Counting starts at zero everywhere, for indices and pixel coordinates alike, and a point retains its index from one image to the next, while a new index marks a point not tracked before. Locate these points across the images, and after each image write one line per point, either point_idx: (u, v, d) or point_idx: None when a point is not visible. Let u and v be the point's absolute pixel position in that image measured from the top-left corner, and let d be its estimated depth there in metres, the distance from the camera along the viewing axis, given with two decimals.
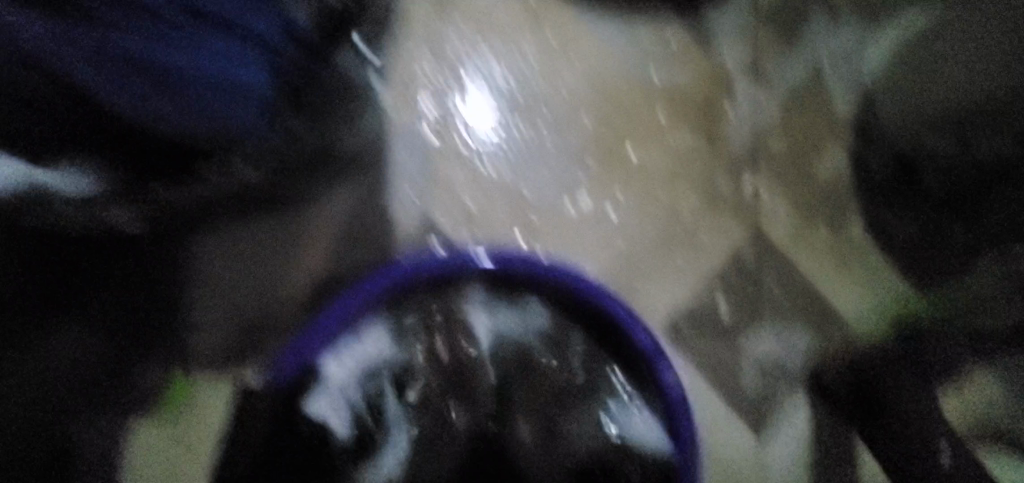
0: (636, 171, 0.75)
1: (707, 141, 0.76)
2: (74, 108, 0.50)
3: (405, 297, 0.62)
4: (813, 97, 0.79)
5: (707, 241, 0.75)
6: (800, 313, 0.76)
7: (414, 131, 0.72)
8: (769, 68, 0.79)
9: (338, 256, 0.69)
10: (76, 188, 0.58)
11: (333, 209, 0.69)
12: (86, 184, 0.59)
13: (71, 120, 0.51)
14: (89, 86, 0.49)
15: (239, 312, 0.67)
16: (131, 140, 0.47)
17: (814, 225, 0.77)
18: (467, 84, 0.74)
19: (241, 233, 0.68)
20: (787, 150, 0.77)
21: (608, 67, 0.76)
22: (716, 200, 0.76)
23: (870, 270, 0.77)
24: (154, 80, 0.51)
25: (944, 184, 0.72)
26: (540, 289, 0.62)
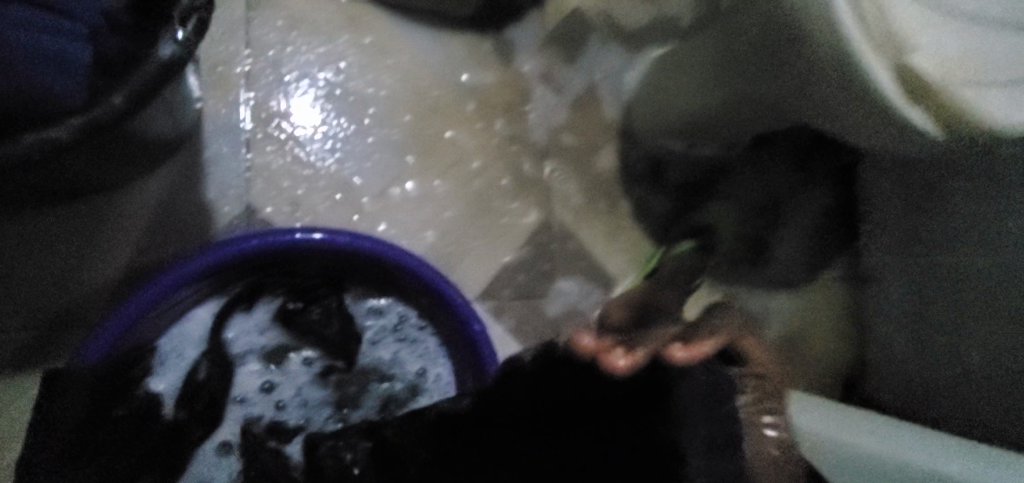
0: (459, 154, 0.86)
1: (514, 132, 0.90)
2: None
3: (222, 280, 0.62)
4: (592, 102, 0.97)
5: (513, 214, 0.89)
6: (582, 268, 0.93)
7: (228, 118, 0.72)
8: (559, 75, 0.94)
9: (132, 245, 0.65)
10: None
11: (136, 199, 0.66)
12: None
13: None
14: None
15: (22, 307, 0.62)
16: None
17: (596, 200, 0.96)
18: (280, 75, 0.75)
19: (12, 224, 0.62)
20: (575, 142, 0.95)
21: (423, 70, 0.84)
22: (522, 181, 0.90)
23: (630, 238, 0.97)
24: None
25: (681, 177, 1.01)
26: (340, 261, 0.65)
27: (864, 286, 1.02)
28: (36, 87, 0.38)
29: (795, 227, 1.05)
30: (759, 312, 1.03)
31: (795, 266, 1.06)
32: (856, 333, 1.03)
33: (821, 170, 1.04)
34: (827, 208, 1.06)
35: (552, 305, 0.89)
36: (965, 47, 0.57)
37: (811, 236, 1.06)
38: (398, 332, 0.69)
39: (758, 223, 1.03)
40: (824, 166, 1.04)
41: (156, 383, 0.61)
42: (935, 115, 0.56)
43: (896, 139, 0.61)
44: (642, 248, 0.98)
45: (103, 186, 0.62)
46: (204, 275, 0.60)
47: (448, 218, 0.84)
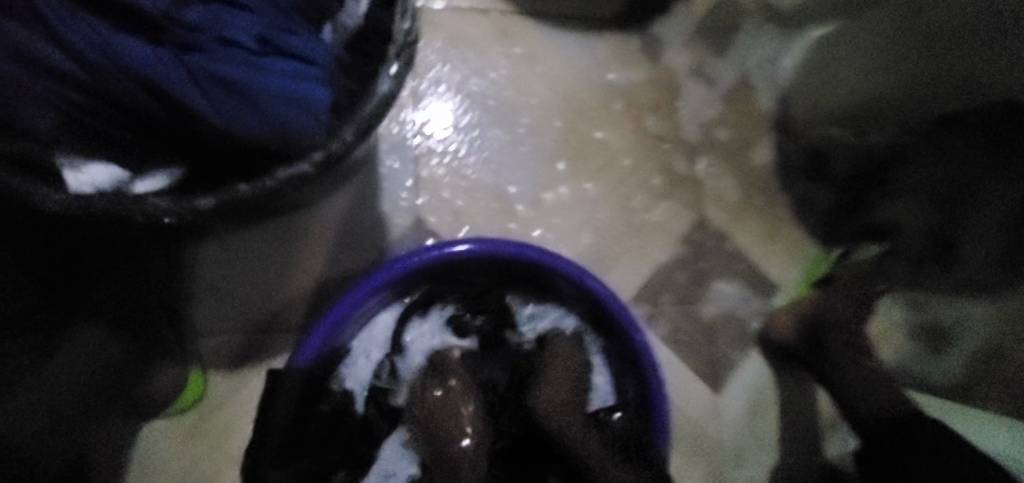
0: (609, 155, 0.84)
1: (665, 130, 0.87)
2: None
3: (403, 288, 0.67)
4: (745, 93, 0.90)
5: (666, 215, 0.85)
6: (740, 270, 0.87)
7: (397, 138, 0.77)
8: (711, 66, 0.89)
9: (324, 256, 0.72)
10: (110, 190, 0.44)
11: (326, 215, 0.73)
12: (157, 180, 0.46)
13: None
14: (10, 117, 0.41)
15: (241, 313, 0.70)
16: (138, 161, 0.45)
17: (754, 196, 0.89)
18: (441, 94, 0.80)
19: (233, 242, 0.70)
20: (730, 137, 0.89)
21: (572, 74, 0.84)
22: (674, 180, 0.86)
23: (792, 238, 0.89)
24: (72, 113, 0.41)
25: (852, 169, 0.91)
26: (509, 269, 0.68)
27: None
28: (285, 127, 0.44)
29: None
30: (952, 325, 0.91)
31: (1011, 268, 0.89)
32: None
33: None
34: None
35: (709, 310, 0.85)
36: None
37: None
38: (550, 325, 0.71)
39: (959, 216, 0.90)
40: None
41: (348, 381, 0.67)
42: None
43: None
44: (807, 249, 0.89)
45: (302, 204, 0.69)
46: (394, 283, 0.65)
47: (599, 221, 0.83)
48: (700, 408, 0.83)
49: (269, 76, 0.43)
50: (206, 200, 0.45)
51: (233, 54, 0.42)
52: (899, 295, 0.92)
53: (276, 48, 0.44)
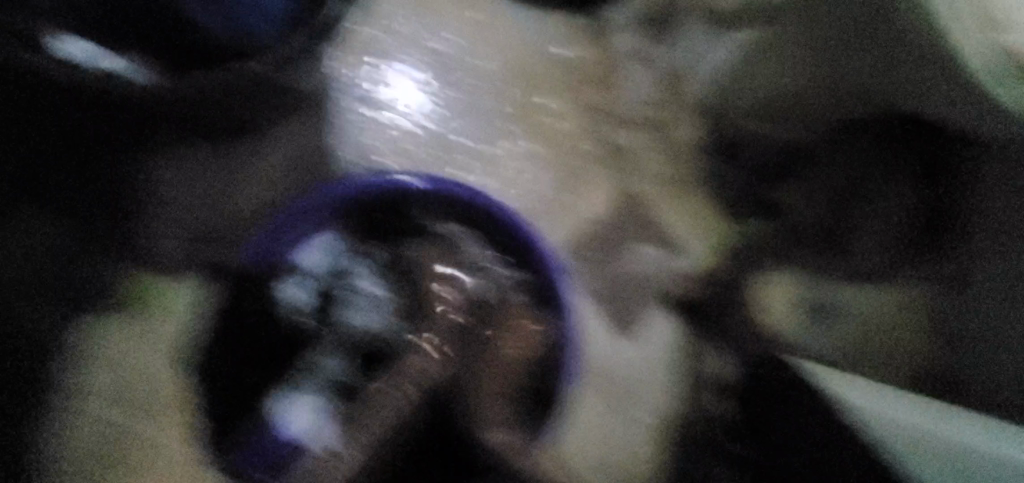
0: (549, 119, 0.94)
1: (601, 105, 0.97)
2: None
3: (350, 212, 0.76)
4: (678, 81, 1.01)
5: (593, 182, 0.96)
6: (654, 235, 0.98)
7: (349, 79, 0.84)
8: (649, 53, 1.00)
9: (275, 179, 0.78)
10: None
11: (275, 142, 0.79)
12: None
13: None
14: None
15: (196, 222, 0.77)
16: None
17: (671, 172, 1.00)
18: (397, 46, 0.86)
19: (195, 157, 0.77)
20: (658, 116, 1.00)
21: (522, 42, 0.93)
22: (604, 150, 0.97)
23: (700, 215, 1.01)
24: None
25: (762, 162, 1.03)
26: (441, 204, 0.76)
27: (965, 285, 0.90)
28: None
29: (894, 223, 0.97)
30: (837, 305, 0.98)
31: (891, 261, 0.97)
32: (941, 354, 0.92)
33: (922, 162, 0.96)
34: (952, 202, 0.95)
35: (621, 269, 0.97)
36: None
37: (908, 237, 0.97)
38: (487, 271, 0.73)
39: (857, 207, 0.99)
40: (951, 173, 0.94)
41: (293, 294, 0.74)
42: None
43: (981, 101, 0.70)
44: (713, 226, 1.01)
45: None
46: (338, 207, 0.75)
47: (536, 178, 0.93)
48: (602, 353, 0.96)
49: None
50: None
51: None
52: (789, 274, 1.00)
53: None
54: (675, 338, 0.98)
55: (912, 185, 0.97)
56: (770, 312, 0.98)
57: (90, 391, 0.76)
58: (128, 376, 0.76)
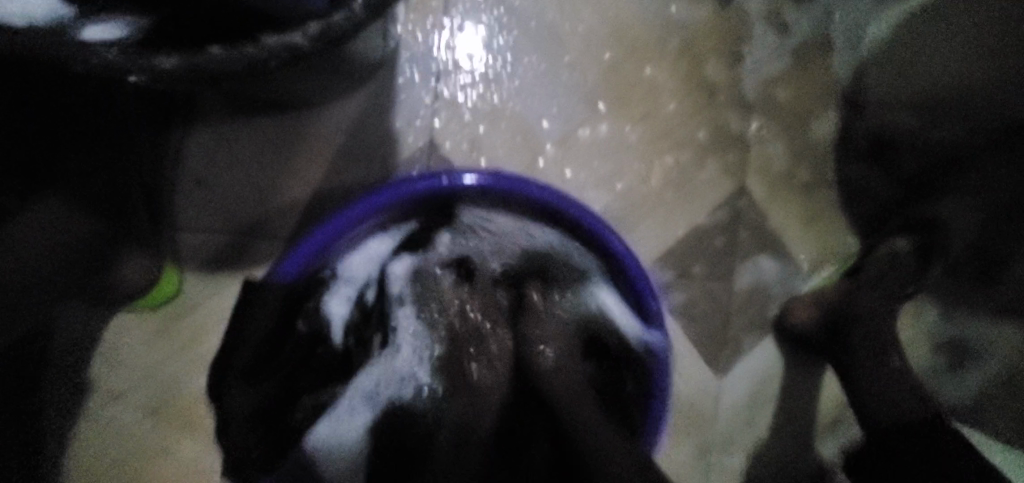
0: (655, 98, 0.76)
1: (722, 79, 0.78)
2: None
3: (403, 214, 0.61)
4: (819, 53, 0.80)
5: (703, 180, 0.78)
6: (771, 245, 0.81)
7: (419, 44, 0.69)
8: (787, 16, 0.79)
9: (325, 165, 0.66)
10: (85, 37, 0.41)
11: (329, 119, 0.66)
12: (107, 31, 0.42)
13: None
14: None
15: (222, 210, 0.64)
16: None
17: (800, 170, 0.81)
18: (473, 5, 0.70)
19: (225, 130, 0.64)
20: (792, 96, 0.80)
21: (626, 1, 0.74)
22: (722, 138, 0.78)
23: (832, 228, 0.82)
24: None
25: (922, 166, 0.82)
26: (523, 210, 0.61)
27: None
28: None
29: None
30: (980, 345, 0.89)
31: None
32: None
33: None
34: None
35: (729, 289, 0.80)
36: None
37: None
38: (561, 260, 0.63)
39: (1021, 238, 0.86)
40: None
41: (330, 306, 0.62)
42: None
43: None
44: (847, 244, 0.82)
45: (304, 99, 0.62)
46: (386, 212, 0.59)
47: (635, 173, 0.76)
48: (700, 389, 0.80)
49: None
50: (169, 59, 0.38)
51: None
52: (930, 305, 0.88)
53: None
54: (789, 374, 0.81)
55: None
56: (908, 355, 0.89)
57: (113, 402, 0.63)
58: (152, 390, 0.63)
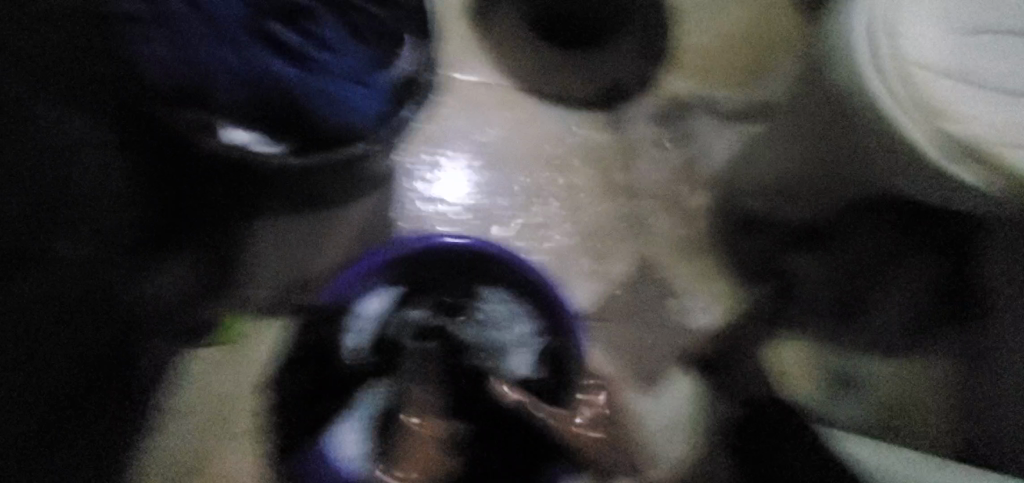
0: (575, 196, 1.10)
1: (622, 181, 1.13)
2: (190, 107, 0.63)
3: (402, 272, 0.90)
4: (690, 162, 1.17)
5: (615, 250, 1.09)
6: (671, 297, 1.09)
7: (413, 163, 1.04)
8: (663, 140, 1.17)
9: (347, 242, 0.96)
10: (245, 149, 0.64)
11: (351, 211, 0.97)
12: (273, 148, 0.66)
13: (185, 116, 0.63)
14: (204, 93, 0.62)
15: (276, 273, 0.92)
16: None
17: (686, 241, 1.13)
18: (448, 138, 1.06)
19: (281, 221, 0.94)
20: (673, 190, 1.15)
21: (551, 135, 1.12)
22: (626, 221, 1.11)
23: (716, 283, 1.12)
24: (243, 95, 0.62)
25: (780, 237, 1.15)
26: (482, 266, 0.91)
27: (983, 360, 1.14)
28: (350, 122, 0.65)
29: (898, 300, 1.17)
30: (852, 376, 1.13)
31: (902, 338, 1.16)
32: (965, 425, 1.13)
33: (928, 245, 1.19)
34: (962, 271, 1.19)
35: (643, 330, 1.07)
36: (999, 117, 0.73)
37: (917, 310, 1.17)
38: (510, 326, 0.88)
39: (868, 288, 1.16)
40: (928, 235, 1.20)
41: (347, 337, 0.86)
42: (979, 172, 0.72)
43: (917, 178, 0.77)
44: (729, 295, 1.11)
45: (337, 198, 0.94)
46: (389, 269, 0.88)
47: (565, 246, 1.08)
48: (625, 408, 1.03)
49: (345, 90, 0.64)
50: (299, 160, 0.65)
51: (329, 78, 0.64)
52: (807, 345, 1.13)
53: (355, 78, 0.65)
54: (693, 394, 1.05)
55: (933, 265, 1.19)
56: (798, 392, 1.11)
57: (184, 409, 0.87)
58: (214, 399, 0.88)
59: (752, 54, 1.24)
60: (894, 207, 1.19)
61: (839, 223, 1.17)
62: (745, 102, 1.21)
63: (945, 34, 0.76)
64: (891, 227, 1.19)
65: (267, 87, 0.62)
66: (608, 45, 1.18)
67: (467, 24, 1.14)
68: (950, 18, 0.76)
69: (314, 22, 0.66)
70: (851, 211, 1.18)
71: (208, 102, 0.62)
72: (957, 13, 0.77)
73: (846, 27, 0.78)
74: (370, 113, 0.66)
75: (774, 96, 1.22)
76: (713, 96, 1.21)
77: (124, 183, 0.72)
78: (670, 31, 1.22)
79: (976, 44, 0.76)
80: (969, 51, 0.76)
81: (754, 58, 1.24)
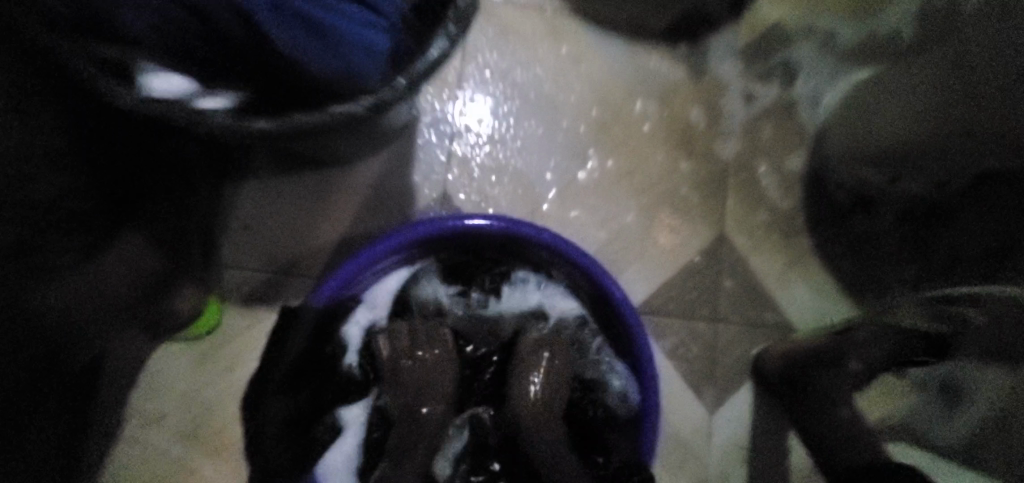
0: (639, 156, 0.87)
1: (701, 139, 0.89)
2: None
3: (422, 257, 0.70)
4: (784, 113, 0.93)
5: (686, 227, 0.87)
6: (752, 289, 0.88)
7: (436, 112, 0.81)
8: (756, 85, 0.92)
9: (353, 213, 0.76)
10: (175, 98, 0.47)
11: (357, 173, 0.77)
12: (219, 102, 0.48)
13: None
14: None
15: (264, 251, 0.73)
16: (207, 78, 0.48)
17: (774, 219, 0.90)
18: (482, 81, 0.83)
19: (269, 184, 0.74)
20: (761, 152, 0.91)
21: (612, 77, 0.87)
22: (700, 192, 0.88)
23: (809, 274, 0.90)
24: None
25: (902, 217, 0.92)
26: (519, 249, 0.70)
27: None
28: (352, 67, 0.46)
29: None
30: None
31: None
32: None
33: None
34: None
35: (717, 327, 0.86)
36: None
37: None
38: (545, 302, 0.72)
39: None
40: None
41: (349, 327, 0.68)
42: None
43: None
44: (825, 288, 0.90)
45: (338, 158, 0.73)
46: (406, 251, 0.68)
47: (626, 222, 0.86)
48: (689, 422, 0.85)
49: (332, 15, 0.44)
50: (262, 121, 0.46)
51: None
52: None
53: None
54: (769, 408, 0.86)
55: None
56: None
57: (156, 419, 0.70)
58: (192, 407, 0.70)
59: None
60: None
61: None
62: None
63: None
64: None
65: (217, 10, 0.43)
66: None
67: None
68: None
69: None
70: None
71: None
72: None
73: None
74: (377, 51, 0.47)
75: None
76: (819, 28, 0.94)
77: (25, 139, 0.52)
78: None
79: None
80: None
81: None
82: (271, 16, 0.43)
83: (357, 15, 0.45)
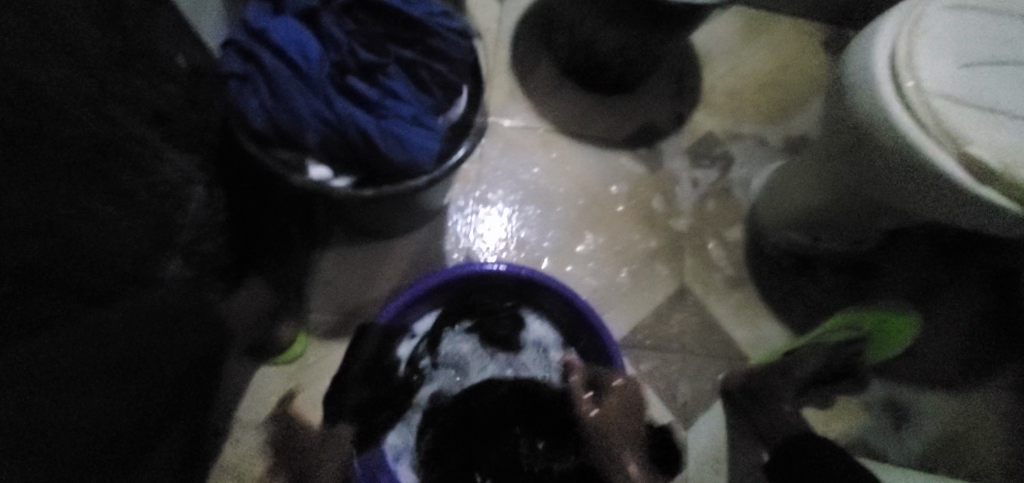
0: (614, 228, 1.16)
1: (662, 214, 1.18)
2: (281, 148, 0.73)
3: (455, 297, 0.97)
4: (726, 194, 1.22)
5: (654, 280, 1.13)
6: (711, 329, 1.11)
7: (461, 201, 1.13)
8: (701, 173, 1.22)
9: (403, 271, 1.05)
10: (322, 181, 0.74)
11: (405, 242, 1.07)
12: (343, 182, 0.75)
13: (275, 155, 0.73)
14: (292, 136, 0.72)
15: (339, 301, 1.01)
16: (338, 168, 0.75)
17: (725, 272, 1.16)
18: (494, 179, 1.16)
19: (345, 251, 1.04)
20: (709, 222, 1.19)
21: (589, 173, 1.19)
22: (662, 254, 1.15)
23: (757, 317, 1.13)
24: (328, 139, 0.72)
25: (830, 271, 1.17)
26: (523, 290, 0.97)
27: None
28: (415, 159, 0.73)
29: (950, 331, 1.15)
30: (909, 409, 1.10)
31: (958, 372, 1.13)
32: None
33: (976, 279, 1.19)
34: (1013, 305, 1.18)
35: (685, 357, 1.08)
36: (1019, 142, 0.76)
37: (971, 343, 1.15)
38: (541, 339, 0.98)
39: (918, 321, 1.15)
40: (972, 266, 1.20)
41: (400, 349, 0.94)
42: (1009, 192, 0.74)
43: (954, 206, 0.78)
44: (771, 326, 1.13)
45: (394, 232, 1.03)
46: (445, 292, 0.95)
47: (606, 277, 1.12)
48: (670, 437, 1.03)
49: (404, 130, 0.72)
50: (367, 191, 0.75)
51: (396, 120, 0.73)
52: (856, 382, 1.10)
53: (418, 122, 0.74)
54: (737, 426, 1.05)
55: (983, 299, 1.18)
56: (844, 434, 1.08)
57: (254, 425, 0.94)
58: (281, 413, 0.95)
59: (783, 95, 1.30)
60: (935, 239, 1.20)
61: (881, 256, 1.19)
62: (779, 139, 1.26)
63: (957, 67, 0.79)
64: (935, 261, 1.19)
65: (338, 127, 0.71)
66: (642, 88, 1.27)
67: (510, 75, 1.25)
68: (961, 52, 0.81)
69: (384, 72, 0.75)
70: (889, 245, 1.20)
71: (295, 143, 0.73)
72: (968, 47, 0.81)
73: (862, 62, 0.82)
74: (429, 150, 0.74)
75: (809, 129, 1.28)
76: (746, 132, 1.26)
77: (211, 211, 0.82)
78: (702, 75, 1.30)
79: (993, 75, 0.80)
80: (984, 81, 0.79)
81: (784, 98, 1.30)
82: (370, 129, 0.71)
83: (418, 131, 0.73)
